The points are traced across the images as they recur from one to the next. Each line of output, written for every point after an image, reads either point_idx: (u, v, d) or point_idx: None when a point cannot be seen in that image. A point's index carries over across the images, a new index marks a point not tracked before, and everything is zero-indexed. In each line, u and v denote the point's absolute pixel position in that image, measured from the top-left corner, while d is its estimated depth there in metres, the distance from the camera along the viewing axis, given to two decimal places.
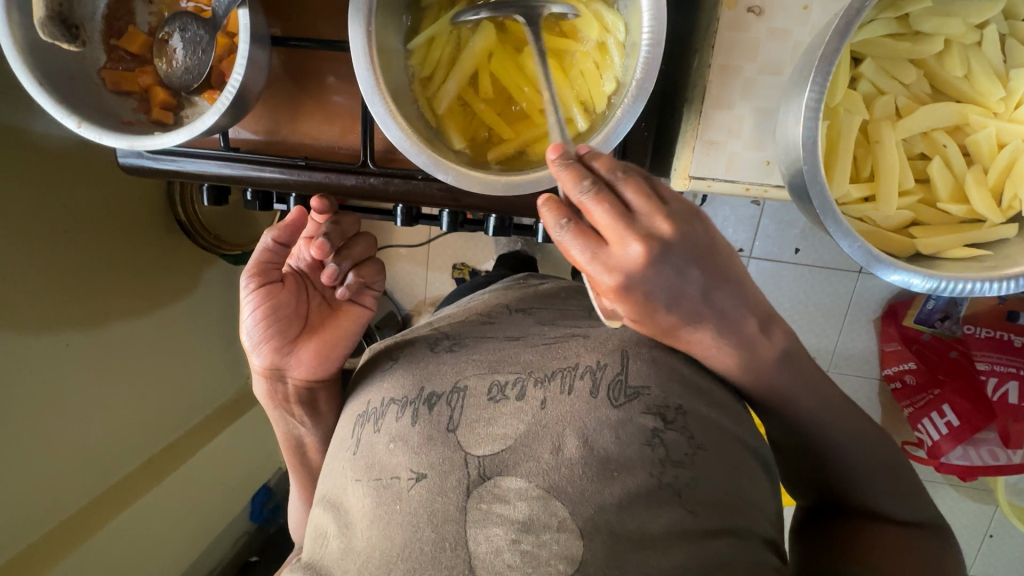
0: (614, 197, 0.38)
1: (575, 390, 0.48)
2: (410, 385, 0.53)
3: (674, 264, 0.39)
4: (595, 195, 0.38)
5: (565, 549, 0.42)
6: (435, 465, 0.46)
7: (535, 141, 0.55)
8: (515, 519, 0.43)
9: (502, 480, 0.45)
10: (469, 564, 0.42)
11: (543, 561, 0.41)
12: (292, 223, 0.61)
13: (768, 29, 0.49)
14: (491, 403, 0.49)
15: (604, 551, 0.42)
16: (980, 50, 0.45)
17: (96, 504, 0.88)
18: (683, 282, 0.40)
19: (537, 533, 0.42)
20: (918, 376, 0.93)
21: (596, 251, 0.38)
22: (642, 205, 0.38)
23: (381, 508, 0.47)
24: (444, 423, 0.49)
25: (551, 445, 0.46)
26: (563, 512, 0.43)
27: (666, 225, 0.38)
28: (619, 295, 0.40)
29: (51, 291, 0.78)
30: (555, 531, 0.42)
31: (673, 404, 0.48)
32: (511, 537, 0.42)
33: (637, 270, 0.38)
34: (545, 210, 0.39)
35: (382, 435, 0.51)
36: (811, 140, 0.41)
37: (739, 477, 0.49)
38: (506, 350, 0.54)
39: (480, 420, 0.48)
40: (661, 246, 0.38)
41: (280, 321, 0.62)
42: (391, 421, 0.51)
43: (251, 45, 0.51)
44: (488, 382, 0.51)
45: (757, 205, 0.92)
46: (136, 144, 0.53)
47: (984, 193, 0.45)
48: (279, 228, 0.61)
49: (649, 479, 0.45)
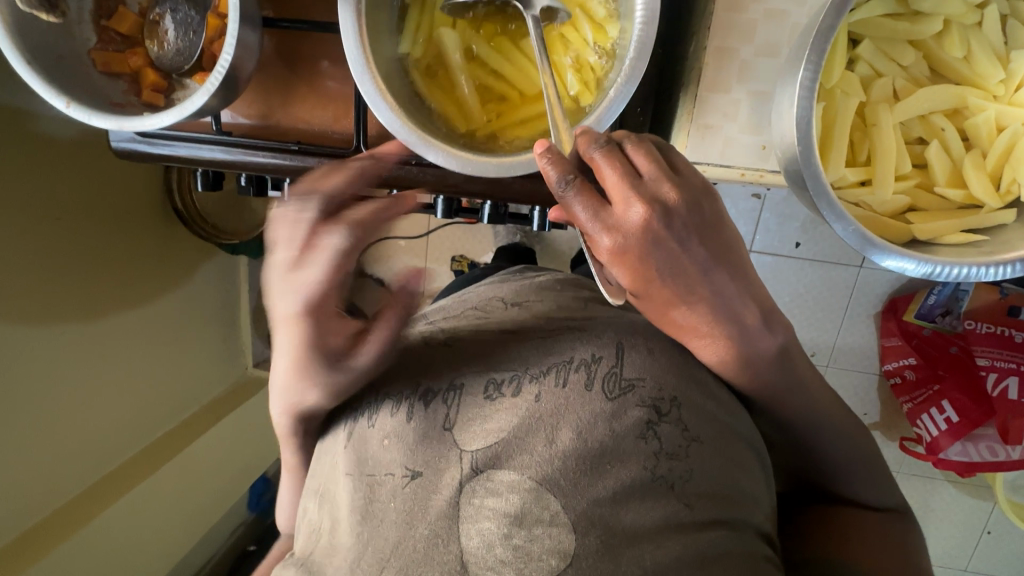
0: (624, 159, 0.38)
1: (569, 383, 0.47)
2: (406, 383, 0.51)
3: (676, 233, 0.37)
4: (608, 154, 0.37)
5: (556, 544, 0.41)
6: (429, 462, 0.45)
7: (507, 124, 0.55)
8: (507, 513, 0.42)
9: (496, 474, 0.43)
10: (461, 561, 0.41)
11: (534, 556, 0.41)
12: (328, 243, 0.43)
13: (766, 10, 0.48)
14: (486, 400, 0.48)
15: (596, 546, 0.41)
16: (980, 30, 0.44)
17: (87, 495, 0.86)
18: (680, 255, 0.38)
19: (529, 527, 0.41)
20: (918, 371, 0.88)
21: (598, 210, 0.37)
22: (648, 169, 0.37)
23: (374, 506, 0.45)
24: (440, 421, 0.47)
25: (545, 439, 0.44)
26: (555, 505, 0.42)
27: (672, 192, 0.37)
28: (619, 258, 0.38)
29: (46, 277, 0.77)
30: (546, 525, 0.41)
31: (668, 396, 0.47)
32: (503, 532, 0.41)
33: (639, 235, 0.37)
34: (546, 162, 0.37)
35: (375, 432, 0.49)
36: (806, 121, 0.41)
37: (734, 464, 0.48)
38: (502, 346, 0.52)
39: (475, 417, 0.47)
40: (663, 212, 0.37)
41: (295, 368, 0.50)
42: (384, 417, 0.49)
43: (240, 25, 0.50)
44: (484, 378, 0.50)
45: (758, 198, 0.87)
46: (126, 125, 0.53)
47: (983, 177, 0.45)
48: (319, 259, 0.43)
49: (643, 471, 0.44)
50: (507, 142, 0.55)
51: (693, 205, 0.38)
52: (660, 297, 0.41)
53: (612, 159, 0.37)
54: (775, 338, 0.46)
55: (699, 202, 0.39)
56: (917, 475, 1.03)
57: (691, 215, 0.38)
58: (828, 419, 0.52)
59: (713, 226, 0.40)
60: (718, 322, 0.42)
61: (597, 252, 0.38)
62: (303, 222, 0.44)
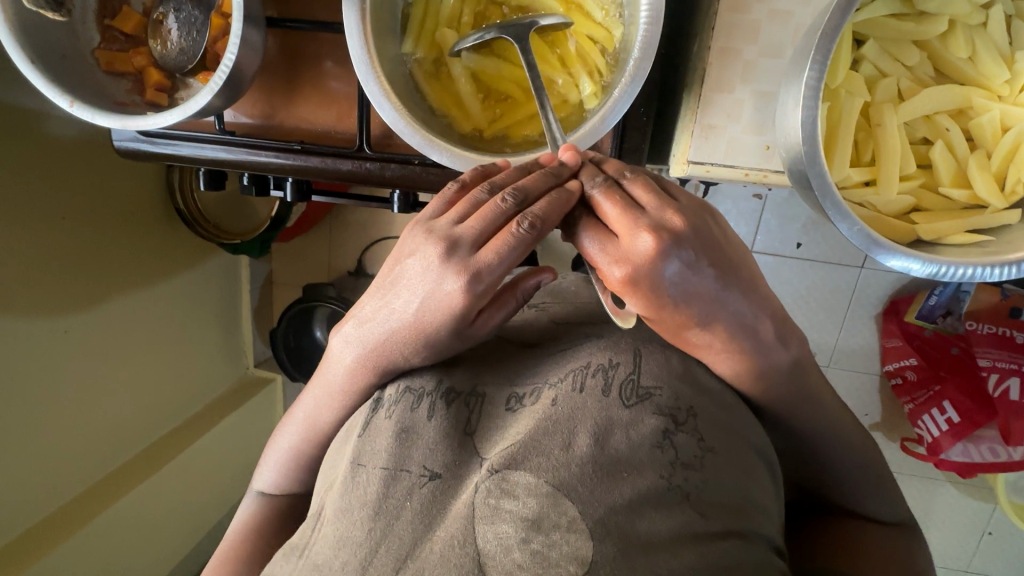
0: (623, 193, 0.39)
1: (586, 388, 0.41)
2: (426, 376, 0.43)
3: (687, 257, 0.37)
4: (605, 189, 0.39)
5: (574, 549, 0.34)
6: (452, 465, 0.39)
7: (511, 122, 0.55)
8: (524, 516, 0.35)
9: (512, 474, 0.37)
10: (478, 563, 0.34)
11: (552, 562, 0.34)
12: (510, 229, 0.38)
13: (769, 10, 0.48)
14: (509, 413, 0.42)
15: (614, 554, 0.34)
16: (986, 31, 0.44)
17: (87, 495, 0.86)
18: (693, 280, 0.37)
19: (546, 532, 0.35)
20: (918, 372, 0.88)
21: (607, 245, 0.37)
22: (649, 200, 0.38)
23: (376, 507, 0.38)
24: (462, 425, 0.41)
25: (562, 442, 0.38)
26: (572, 510, 0.35)
27: (677, 219, 0.37)
28: (633, 289, 0.37)
29: (48, 276, 0.77)
30: (564, 531, 0.35)
31: (684, 405, 0.41)
32: (520, 536, 0.35)
33: (648, 265, 0.36)
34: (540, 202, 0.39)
35: (369, 436, 0.42)
36: (811, 121, 0.41)
37: (743, 470, 0.41)
38: (523, 360, 0.47)
39: (498, 428, 0.41)
40: (669, 236, 0.36)
41: (407, 345, 0.42)
42: (379, 420, 0.42)
43: (245, 24, 0.50)
44: (506, 390, 0.44)
45: (759, 199, 0.87)
46: (128, 124, 0.53)
47: (988, 178, 0.45)
48: (496, 247, 0.38)
49: (658, 481, 0.38)
50: (510, 138, 0.55)
51: (699, 230, 0.38)
52: (672, 323, 0.40)
53: (609, 195, 0.38)
54: (790, 351, 0.43)
55: (703, 225, 0.39)
56: (918, 476, 1.03)
57: (701, 238, 0.38)
58: (838, 424, 0.50)
59: (721, 249, 0.39)
60: (735, 340, 0.41)
61: (609, 284, 0.38)
62: (501, 207, 0.39)
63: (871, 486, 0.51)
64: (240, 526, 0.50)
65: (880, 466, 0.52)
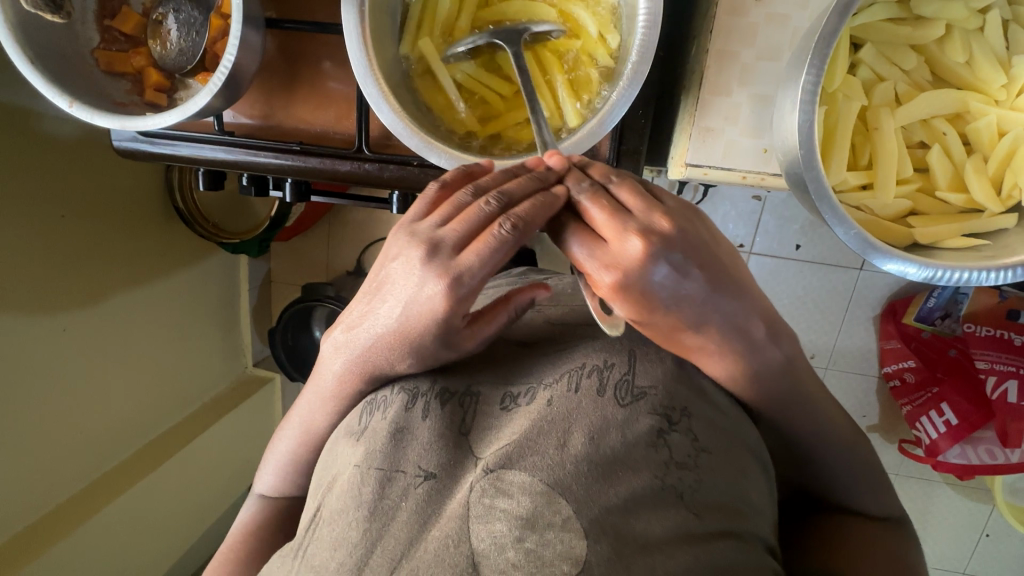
0: (608, 197, 0.37)
1: (581, 388, 0.41)
2: (420, 377, 0.44)
3: (676, 263, 0.34)
4: (591, 194, 0.36)
5: (569, 549, 0.34)
6: (447, 464, 0.39)
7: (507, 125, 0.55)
8: (518, 516, 0.35)
9: (507, 473, 0.37)
10: (472, 562, 0.35)
11: (547, 562, 0.34)
12: (493, 232, 0.36)
13: (767, 14, 0.48)
14: (503, 412, 0.42)
15: (609, 554, 0.34)
16: (982, 35, 0.44)
17: (86, 494, 0.86)
18: (682, 287, 0.35)
19: (540, 531, 0.35)
20: (917, 374, 0.89)
21: (594, 250, 0.35)
22: (636, 204, 0.36)
23: (373, 506, 0.38)
24: (457, 425, 0.41)
25: (557, 441, 0.38)
26: (567, 510, 0.35)
27: (665, 222, 0.35)
28: (622, 295, 0.35)
29: (48, 275, 0.77)
30: (559, 530, 0.35)
31: (679, 405, 0.41)
32: (515, 535, 0.35)
33: (637, 269, 0.34)
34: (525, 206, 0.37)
35: (367, 436, 0.42)
36: (808, 124, 0.41)
37: (738, 471, 0.41)
38: (518, 359, 0.47)
39: (493, 427, 0.41)
40: (658, 241, 0.34)
41: (391, 350, 0.42)
42: (376, 420, 0.42)
43: (244, 25, 0.51)
44: (501, 390, 0.44)
45: (758, 200, 0.87)
46: (128, 125, 0.53)
47: (984, 182, 0.45)
48: (476, 250, 0.36)
49: (653, 481, 0.38)
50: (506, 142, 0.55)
51: (688, 234, 0.35)
52: (664, 327, 0.37)
53: (594, 198, 0.36)
54: (781, 350, 0.42)
55: (691, 229, 0.36)
56: (916, 478, 1.03)
57: (689, 242, 0.36)
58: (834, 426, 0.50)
59: (712, 253, 0.37)
60: (723, 339, 0.39)
61: (598, 290, 0.35)
62: (484, 211, 0.37)
63: (868, 489, 0.51)
64: (240, 524, 0.51)
65: (877, 469, 0.52)
